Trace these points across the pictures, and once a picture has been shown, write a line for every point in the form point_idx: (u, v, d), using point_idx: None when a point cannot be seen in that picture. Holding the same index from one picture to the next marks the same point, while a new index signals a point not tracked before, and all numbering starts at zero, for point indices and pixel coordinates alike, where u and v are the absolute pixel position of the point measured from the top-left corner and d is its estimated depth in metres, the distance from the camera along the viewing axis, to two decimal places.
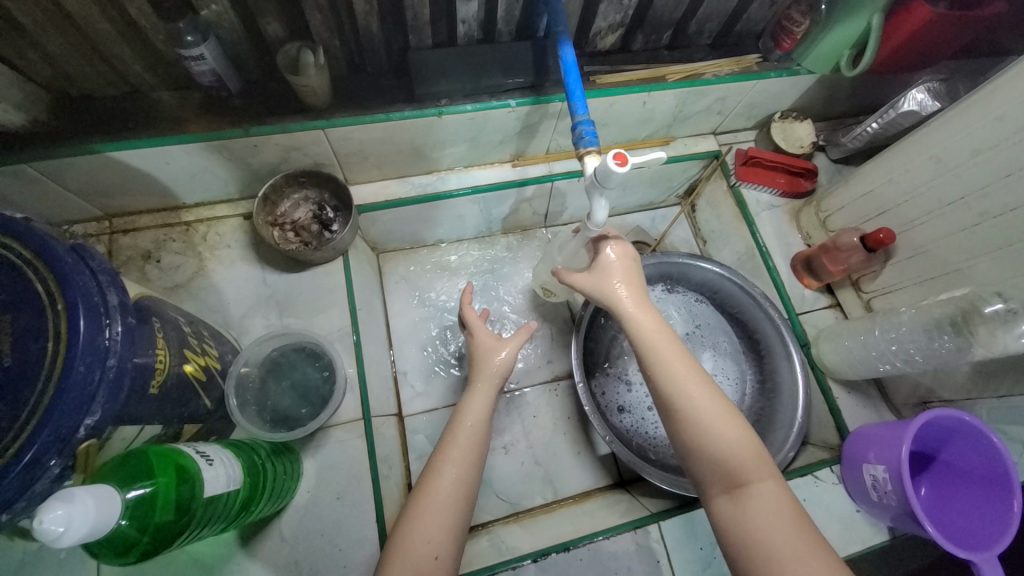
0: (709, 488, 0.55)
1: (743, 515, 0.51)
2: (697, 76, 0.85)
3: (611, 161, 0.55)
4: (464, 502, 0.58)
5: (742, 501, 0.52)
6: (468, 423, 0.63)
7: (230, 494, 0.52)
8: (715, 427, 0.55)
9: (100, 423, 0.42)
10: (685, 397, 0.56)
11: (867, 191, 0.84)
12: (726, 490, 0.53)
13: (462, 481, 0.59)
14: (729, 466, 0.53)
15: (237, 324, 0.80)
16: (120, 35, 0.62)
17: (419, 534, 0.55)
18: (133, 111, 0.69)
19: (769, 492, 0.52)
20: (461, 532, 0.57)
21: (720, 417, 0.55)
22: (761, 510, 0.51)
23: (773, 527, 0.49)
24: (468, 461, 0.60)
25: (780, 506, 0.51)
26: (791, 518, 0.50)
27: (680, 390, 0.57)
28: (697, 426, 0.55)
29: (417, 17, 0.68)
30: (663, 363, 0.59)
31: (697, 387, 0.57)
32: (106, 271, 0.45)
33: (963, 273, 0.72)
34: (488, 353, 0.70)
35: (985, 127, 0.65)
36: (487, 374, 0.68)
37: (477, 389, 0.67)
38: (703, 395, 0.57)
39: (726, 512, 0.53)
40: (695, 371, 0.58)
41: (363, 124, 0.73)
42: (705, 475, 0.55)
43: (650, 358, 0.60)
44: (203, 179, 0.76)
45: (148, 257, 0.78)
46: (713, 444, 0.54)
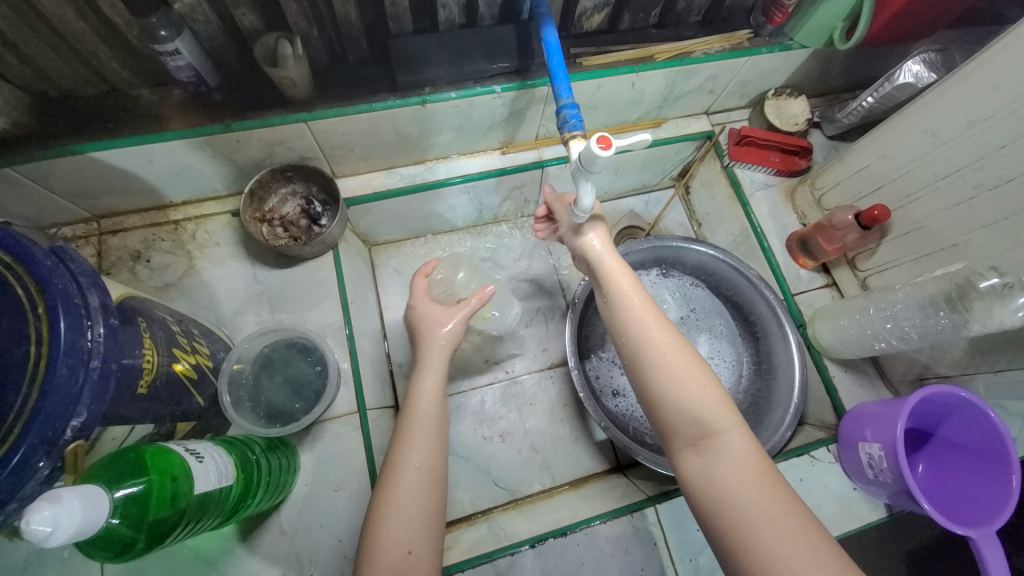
0: (675, 441, 0.54)
1: (709, 466, 0.51)
2: (687, 54, 0.83)
3: (594, 145, 0.54)
4: (432, 486, 0.59)
5: (709, 452, 0.51)
6: (421, 411, 0.65)
7: (223, 490, 0.52)
8: (684, 377, 0.54)
9: (87, 424, 0.43)
10: (658, 353, 0.56)
11: (862, 167, 0.83)
12: (692, 443, 0.52)
13: (423, 467, 0.60)
14: (697, 416, 0.53)
15: (229, 321, 0.80)
16: (94, 32, 0.61)
17: (389, 530, 0.55)
18: (113, 110, 0.68)
19: (736, 442, 0.51)
20: (434, 520, 0.57)
21: (691, 372, 0.55)
22: (727, 460, 0.50)
23: (740, 475, 0.49)
24: (425, 449, 0.61)
25: (747, 456, 0.50)
26: (756, 468, 0.49)
27: (653, 344, 0.57)
28: (665, 377, 0.55)
29: (396, 3, 0.67)
30: (642, 320, 0.59)
31: (669, 342, 0.57)
32: (86, 273, 0.45)
33: (959, 248, 0.71)
34: (434, 329, 0.72)
35: (981, 97, 0.64)
36: (434, 358, 0.70)
37: (424, 373, 0.69)
38: (675, 347, 0.56)
39: (692, 464, 0.52)
40: (671, 331, 0.58)
41: (346, 115, 0.72)
42: (672, 427, 0.54)
43: (625, 313, 0.60)
44: (188, 177, 0.75)
45: (138, 257, 0.78)
46: (681, 396, 0.53)
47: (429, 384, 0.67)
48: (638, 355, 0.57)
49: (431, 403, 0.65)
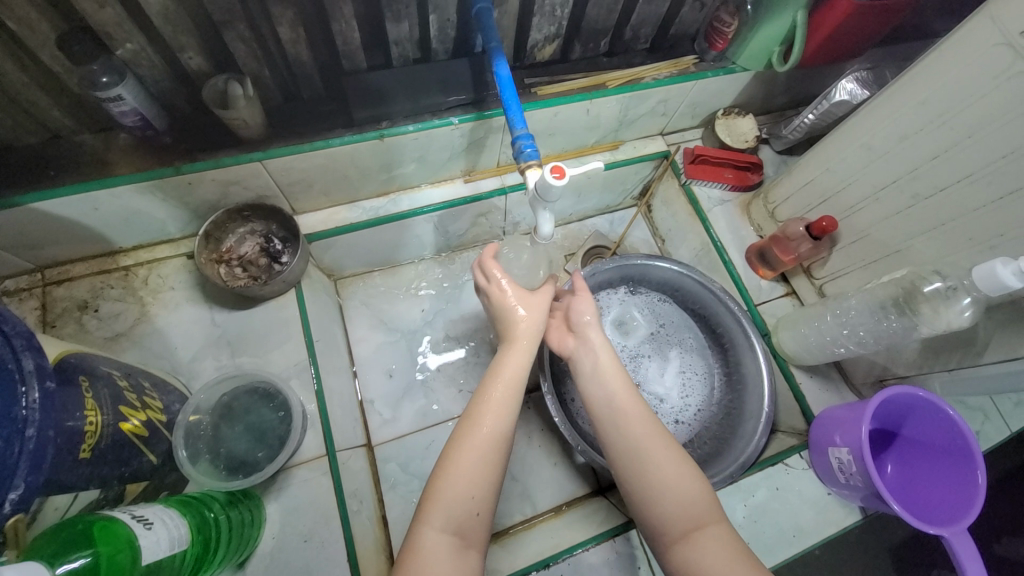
0: (665, 535, 0.55)
1: (701, 559, 0.52)
2: (637, 80, 0.86)
3: (549, 175, 0.55)
4: (499, 459, 0.57)
5: (697, 543, 0.53)
6: (504, 382, 0.60)
7: (177, 555, 0.49)
8: (671, 471, 0.57)
9: (27, 495, 0.40)
10: (645, 445, 0.59)
11: (808, 181, 0.87)
12: (682, 535, 0.54)
13: (497, 436, 0.57)
14: (685, 510, 0.55)
15: (187, 368, 0.77)
16: (32, 82, 0.59)
17: (458, 492, 0.53)
18: (54, 158, 0.66)
19: (722, 534, 0.54)
20: (497, 489, 0.56)
21: (677, 466, 0.58)
22: (716, 553, 0.52)
23: (731, 569, 0.50)
24: (502, 417, 0.58)
25: (733, 547, 0.53)
26: (747, 558, 0.51)
27: (641, 437, 0.59)
28: (656, 472, 0.57)
29: (348, 41, 0.67)
30: (627, 409, 0.61)
31: (656, 436, 0.60)
32: (21, 333, 0.42)
33: (903, 254, 0.75)
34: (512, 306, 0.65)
35: (909, 113, 0.68)
36: (522, 328, 0.64)
37: (510, 344, 0.63)
38: (659, 441, 0.59)
39: (682, 559, 0.53)
40: (654, 423, 0.61)
41: (302, 153, 0.71)
42: (663, 521, 0.56)
43: (614, 406, 0.62)
44: (138, 221, 0.73)
45: (84, 307, 0.74)
46: (667, 489, 0.56)
47: (516, 355, 0.62)
48: (625, 446, 0.60)
49: (513, 376, 0.61)
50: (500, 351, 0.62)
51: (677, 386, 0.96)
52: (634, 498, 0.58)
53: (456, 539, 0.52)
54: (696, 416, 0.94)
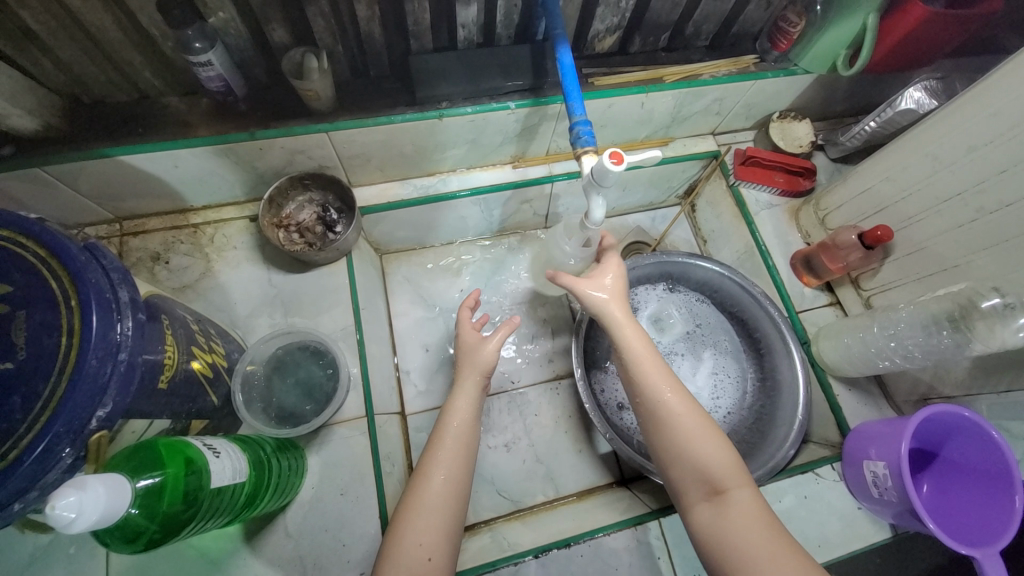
0: (691, 496, 0.57)
1: (720, 520, 0.54)
2: (695, 76, 0.86)
3: (607, 161, 0.57)
4: (454, 504, 0.59)
5: (720, 505, 0.55)
6: (453, 423, 0.64)
7: (236, 486, 0.53)
8: (696, 437, 0.58)
9: (112, 415, 0.44)
10: (666, 412, 0.60)
11: (865, 189, 0.85)
12: (705, 497, 0.56)
13: (451, 482, 0.59)
14: (710, 475, 0.56)
15: (243, 323, 0.82)
16: (132, 43, 0.64)
17: (410, 537, 0.55)
18: (143, 116, 0.71)
19: (746, 499, 0.54)
20: (453, 533, 0.57)
21: (698, 432, 0.59)
22: (739, 516, 0.53)
23: (750, 529, 0.52)
24: (455, 464, 0.61)
25: (755, 511, 0.53)
26: (768, 521, 0.52)
27: (665, 405, 0.61)
28: (681, 439, 0.59)
29: (418, 22, 0.70)
30: (649, 376, 0.63)
31: (680, 403, 0.61)
32: (117, 269, 0.47)
33: (961, 269, 0.73)
34: (473, 352, 0.70)
35: (979, 124, 0.66)
36: (467, 380, 0.68)
37: (458, 390, 0.67)
38: (685, 408, 0.60)
39: (706, 518, 0.55)
40: (677, 390, 0.62)
41: (366, 127, 0.74)
42: (686, 482, 0.58)
43: (640, 375, 0.63)
44: (210, 182, 0.78)
45: (157, 259, 0.80)
46: (693, 454, 0.58)
47: (463, 400, 0.66)
48: (652, 411, 0.61)
49: (464, 423, 0.64)
50: (449, 397, 0.66)
51: (708, 386, 0.96)
52: (663, 460, 0.61)
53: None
54: (726, 418, 0.94)
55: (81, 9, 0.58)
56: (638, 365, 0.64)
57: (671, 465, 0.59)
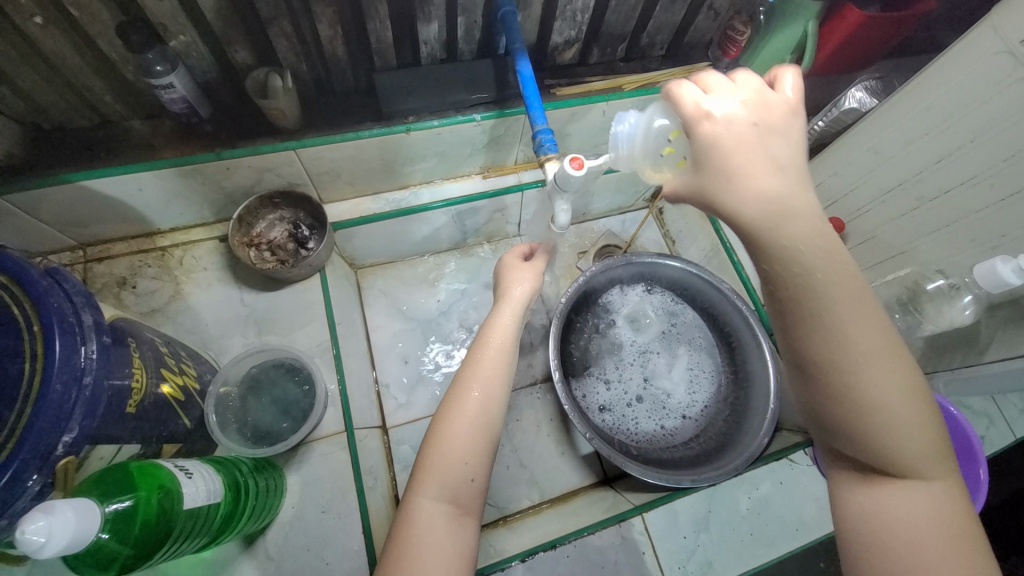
0: (847, 454, 0.46)
1: (881, 500, 0.44)
2: (652, 84, 0.89)
3: (568, 166, 0.59)
4: (492, 420, 0.58)
5: (889, 482, 0.44)
6: (496, 338, 0.63)
7: (211, 507, 0.52)
8: (890, 406, 0.42)
9: (78, 440, 0.43)
10: (850, 367, 0.41)
11: (817, 184, 0.89)
12: (864, 465, 0.45)
13: (488, 399, 0.58)
14: (896, 456, 0.43)
15: (216, 344, 0.81)
16: (90, 67, 0.63)
17: (453, 456, 0.54)
18: (105, 141, 0.70)
19: (929, 485, 0.43)
20: (490, 453, 0.57)
21: (901, 400, 0.42)
22: (910, 506, 0.43)
23: (921, 523, 0.42)
24: (494, 378, 0.60)
25: (936, 498, 0.43)
26: (945, 512, 0.42)
27: (857, 362, 0.41)
28: (877, 419, 0.42)
29: (381, 40, 0.71)
30: (838, 319, 0.41)
31: (876, 354, 0.41)
32: (80, 293, 0.46)
33: (908, 254, 0.77)
34: (511, 273, 0.71)
35: (914, 118, 0.70)
36: (513, 297, 0.67)
37: (506, 304, 0.67)
38: (881, 362, 0.41)
39: (855, 484, 0.46)
40: (881, 338, 0.42)
41: (334, 143, 0.75)
42: (848, 446, 0.45)
43: (814, 317, 0.41)
44: (178, 204, 0.77)
45: (123, 284, 0.79)
46: (887, 434, 0.42)
47: (504, 319, 0.65)
48: (830, 366, 0.42)
49: (504, 339, 0.63)
50: (490, 311, 0.66)
51: (684, 382, 0.98)
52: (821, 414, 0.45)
53: (452, 507, 0.53)
54: (702, 412, 0.96)
55: (36, 36, 0.58)
56: (823, 308, 0.41)
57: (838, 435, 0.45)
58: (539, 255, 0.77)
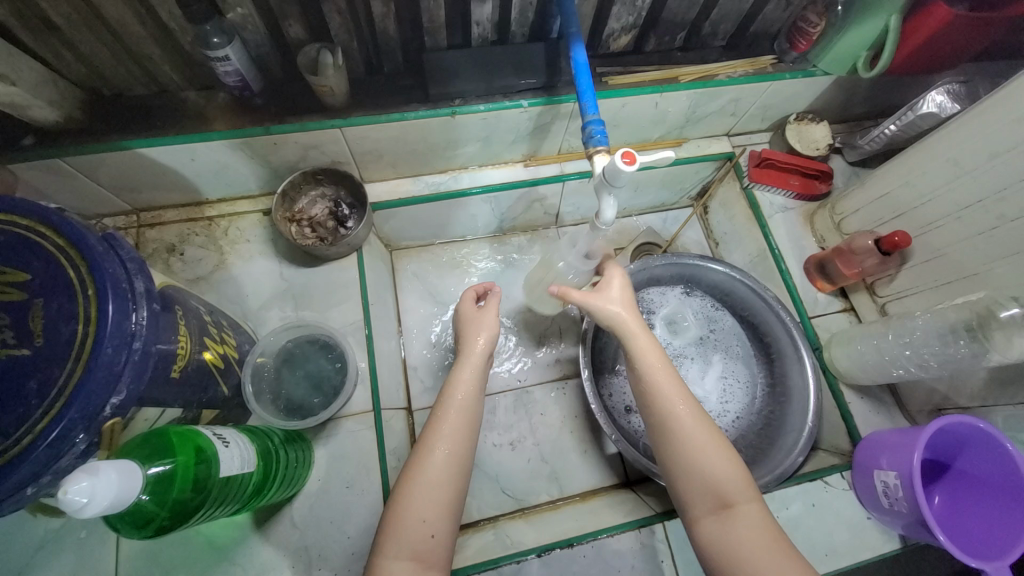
0: (697, 508, 0.56)
1: (728, 530, 0.53)
2: (711, 76, 0.85)
3: (619, 161, 0.56)
4: (458, 477, 0.58)
5: (729, 521, 0.54)
6: (460, 396, 0.62)
7: (243, 476, 0.54)
8: (707, 454, 0.57)
9: (125, 403, 0.45)
10: (676, 418, 0.59)
11: (883, 193, 0.83)
12: (713, 511, 0.55)
13: (454, 455, 0.58)
14: (720, 487, 0.55)
15: (254, 315, 0.83)
16: (150, 37, 0.65)
17: (415, 512, 0.54)
18: (160, 109, 0.72)
19: (754, 514, 0.54)
20: (456, 509, 0.56)
21: (717, 449, 0.57)
22: (747, 531, 0.53)
23: (759, 547, 0.51)
24: (458, 437, 0.59)
25: (764, 527, 0.53)
26: (778, 539, 0.52)
27: (677, 415, 0.59)
28: (692, 451, 0.57)
29: (433, 19, 0.70)
30: (660, 384, 0.61)
31: (690, 412, 0.60)
32: (134, 260, 0.48)
33: (981, 277, 0.71)
34: (472, 321, 0.71)
35: (1002, 130, 0.64)
36: (474, 353, 0.66)
37: (467, 359, 0.66)
38: (698, 419, 0.59)
39: (710, 532, 0.55)
40: (686, 397, 0.61)
41: (379, 123, 0.74)
42: (693, 496, 0.57)
43: (649, 383, 0.62)
44: (226, 175, 0.79)
45: (172, 250, 0.82)
46: (704, 472, 0.56)
47: (466, 376, 0.64)
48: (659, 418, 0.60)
49: (468, 394, 0.63)
50: (452, 368, 0.65)
51: (717, 391, 0.95)
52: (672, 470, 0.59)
53: (415, 564, 0.52)
54: (733, 423, 0.93)
55: (102, 3, 0.59)
56: (652, 379, 0.62)
57: (677, 478, 0.58)
58: (490, 296, 0.76)
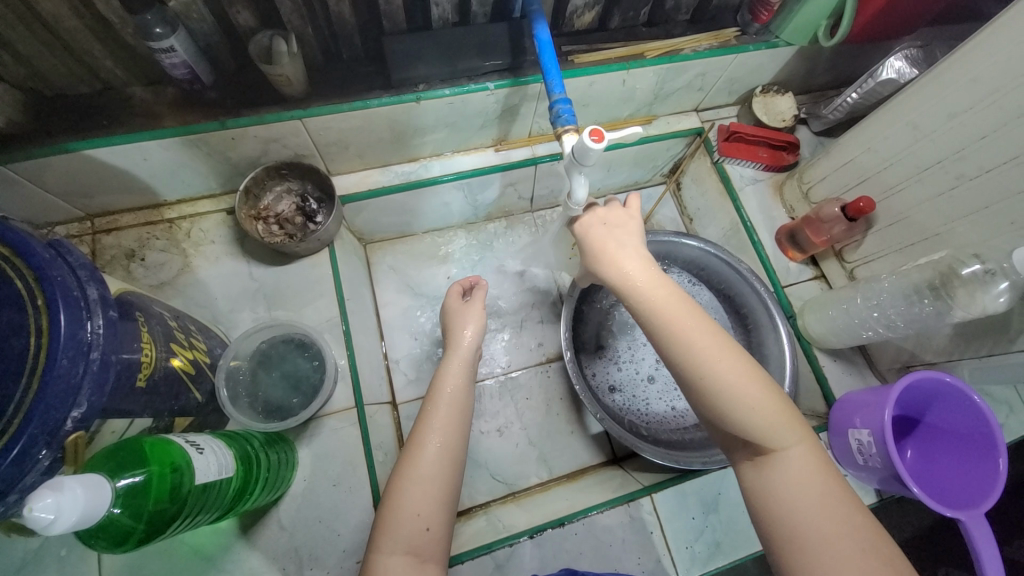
0: (734, 453, 0.52)
1: (767, 478, 0.49)
2: (676, 51, 0.84)
3: (587, 138, 0.56)
4: (450, 470, 0.57)
5: (768, 468, 0.49)
6: (449, 388, 0.62)
7: (223, 481, 0.52)
8: (736, 397, 0.49)
9: (87, 415, 0.43)
10: (694, 361, 0.51)
11: (847, 160, 0.84)
12: (750, 457, 0.50)
13: (446, 447, 0.57)
14: (750, 435, 0.49)
15: (226, 318, 0.81)
16: (87, 30, 0.61)
17: (408, 507, 0.53)
18: (106, 108, 0.68)
19: (795, 457, 0.48)
20: (450, 502, 0.56)
21: (745, 390, 0.50)
22: (788, 478, 0.48)
23: (800, 497, 0.47)
24: (449, 429, 0.59)
25: (808, 472, 0.48)
26: (822, 485, 0.47)
27: (696, 355, 0.51)
28: (719, 400, 0.50)
29: (390, 1, 0.67)
30: (673, 323, 0.53)
31: (710, 350, 0.51)
32: (84, 266, 0.46)
33: (942, 237, 0.73)
34: (457, 314, 0.72)
35: (957, 92, 0.66)
36: (461, 346, 0.67)
37: (454, 352, 0.66)
38: (721, 358, 0.51)
39: (751, 478, 0.50)
40: (704, 334, 0.52)
41: (341, 112, 0.72)
42: (728, 441, 0.52)
43: (659, 324, 0.54)
44: (184, 175, 0.76)
45: (132, 256, 0.78)
46: (732, 418, 0.50)
47: (453, 371, 0.64)
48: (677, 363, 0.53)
49: (458, 387, 0.63)
50: (440, 362, 0.65)
51: None
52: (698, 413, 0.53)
53: (411, 558, 0.51)
54: None
55: None
56: (663, 318, 0.54)
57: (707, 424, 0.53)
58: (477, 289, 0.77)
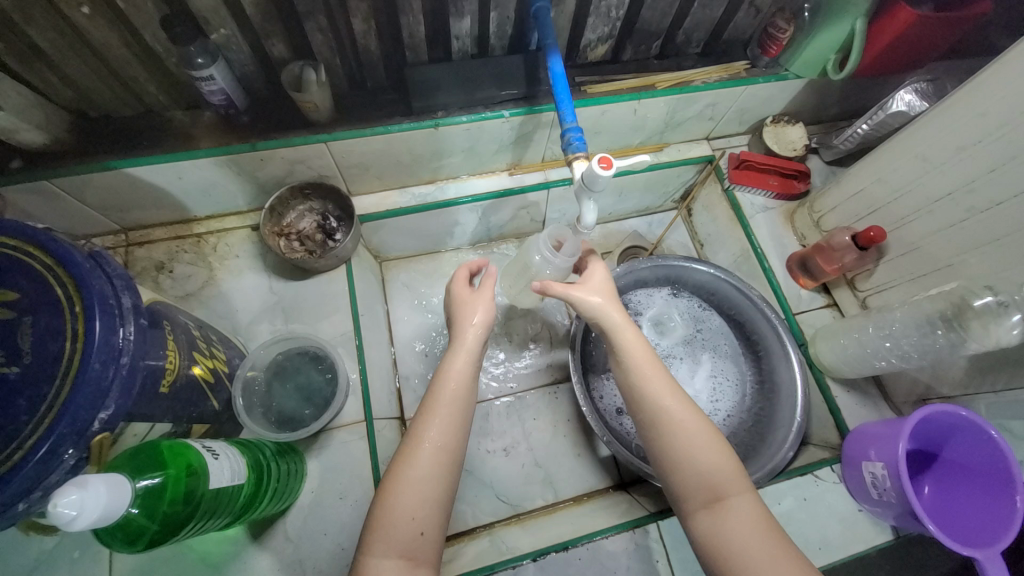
0: (690, 502, 0.56)
1: (719, 525, 0.53)
2: (686, 83, 0.87)
3: (596, 165, 0.58)
4: (447, 472, 0.57)
5: (721, 514, 0.54)
6: (453, 385, 0.62)
7: (234, 488, 0.54)
8: (698, 448, 0.57)
9: (113, 418, 0.45)
10: (664, 414, 0.59)
11: (858, 190, 0.85)
12: (705, 505, 0.55)
13: (444, 448, 0.58)
14: (710, 482, 0.55)
15: (245, 330, 0.84)
16: (135, 58, 0.66)
17: (404, 509, 0.54)
18: (147, 129, 0.73)
19: (745, 505, 0.54)
20: (445, 506, 0.56)
21: (704, 444, 0.57)
22: (738, 525, 0.53)
23: (749, 540, 0.51)
24: (449, 430, 0.59)
25: (757, 519, 0.53)
26: (771, 532, 0.52)
27: (666, 409, 0.60)
28: (682, 448, 0.57)
29: (413, 34, 0.71)
30: (648, 379, 0.61)
31: (677, 405, 0.60)
32: (121, 276, 0.49)
33: (955, 268, 0.73)
34: (465, 305, 0.70)
35: (965, 125, 0.67)
36: (467, 341, 0.66)
37: (458, 347, 0.65)
38: (685, 414, 0.59)
39: (705, 526, 0.55)
40: (674, 392, 0.61)
41: (363, 137, 0.76)
42: (686, 490, 0.56)
43: (636, 378, 0.62)
44: (214, 193, 0.80)
45: (161, 268, 0.82)
46: (693, 466, 0.56)
47: (458, 365, 0.63)
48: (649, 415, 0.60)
49: (460, 386, 0.62)
50: (444, 357, 0.64)
51: (707, 389, 0.96)
52: (661, 463, 0.59)
53: (404, 562, 0.52)
54: (726, 421, 0.93)
55: (86, 27, 0.60)
56: (640, 375, 0.62)
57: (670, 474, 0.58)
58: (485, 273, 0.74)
